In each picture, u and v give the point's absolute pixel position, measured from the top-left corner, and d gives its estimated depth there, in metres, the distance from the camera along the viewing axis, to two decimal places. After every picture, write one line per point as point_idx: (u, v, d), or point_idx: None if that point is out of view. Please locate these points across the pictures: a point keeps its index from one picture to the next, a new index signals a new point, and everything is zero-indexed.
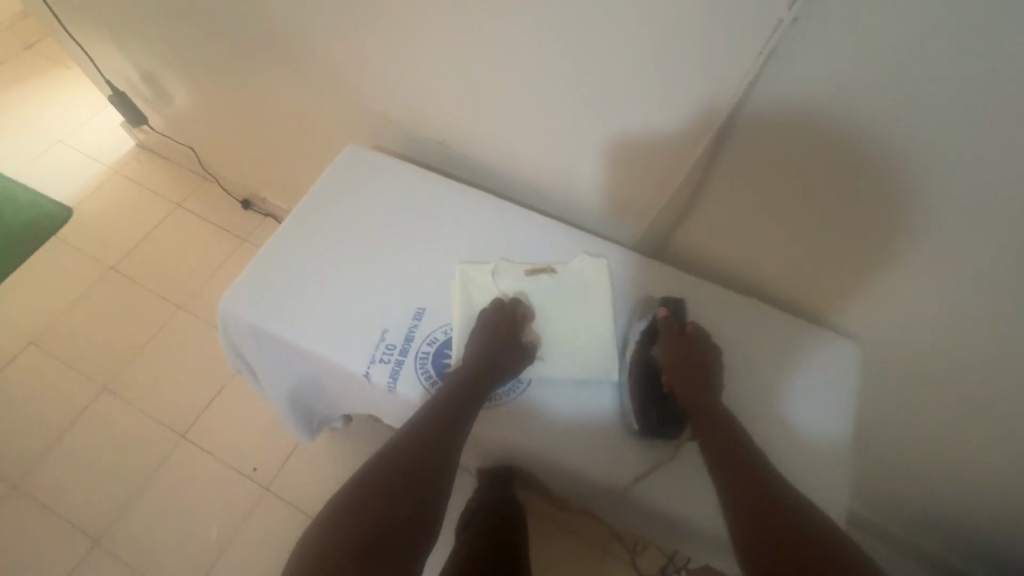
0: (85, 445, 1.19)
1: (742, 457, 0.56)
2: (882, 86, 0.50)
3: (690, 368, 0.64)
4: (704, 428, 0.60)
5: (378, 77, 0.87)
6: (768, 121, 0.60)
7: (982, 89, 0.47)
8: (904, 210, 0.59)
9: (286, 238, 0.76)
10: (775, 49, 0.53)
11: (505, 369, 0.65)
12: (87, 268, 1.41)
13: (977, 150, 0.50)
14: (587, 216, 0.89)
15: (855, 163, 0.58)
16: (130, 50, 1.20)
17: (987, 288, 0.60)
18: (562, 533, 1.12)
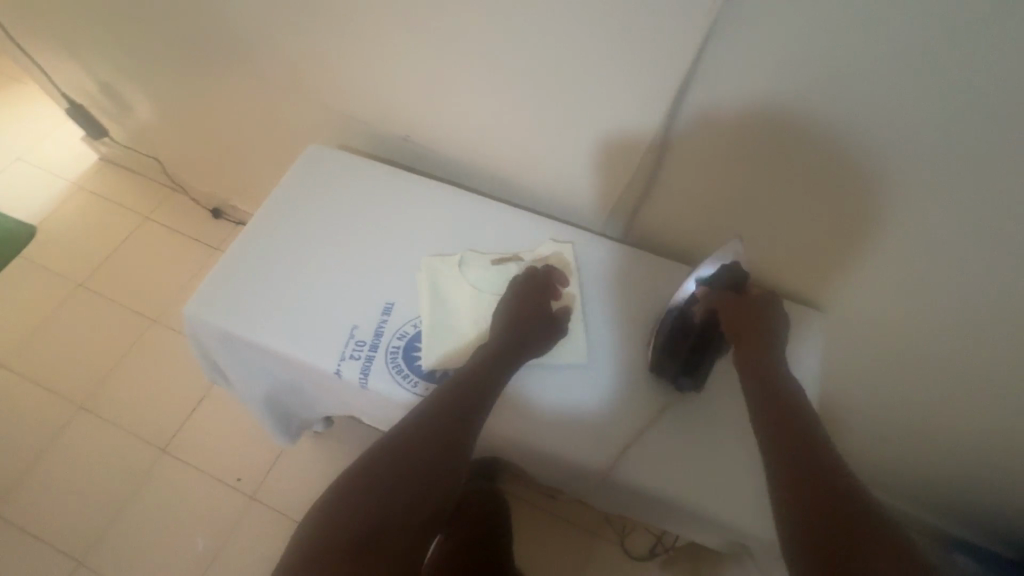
0: (65, 463, 1.17)
1: (792, 414, 0.58)
2: (817, 55, 0.54)
3: (753, 324, 0.63)
4: (757, 380, 0.61)
5: (337, 75, 0.87)
6: (716, 97, 0.62)
7: (907, 50, 0.50)
8: (854, 173, 0.62)
9: (250, 241, 0.75)
10: (715, 26, 0.56)
11: (534, 338, 0.66)
12: (56, 285, 1.38)
13: (912, 106, 0.53)
14: (554, 205, 0.89)
15: (801, 131, 0.61)
16: (85, 61, 1.17)
17: (935, 240, 0.63)
18: (548, 527, 1.12)
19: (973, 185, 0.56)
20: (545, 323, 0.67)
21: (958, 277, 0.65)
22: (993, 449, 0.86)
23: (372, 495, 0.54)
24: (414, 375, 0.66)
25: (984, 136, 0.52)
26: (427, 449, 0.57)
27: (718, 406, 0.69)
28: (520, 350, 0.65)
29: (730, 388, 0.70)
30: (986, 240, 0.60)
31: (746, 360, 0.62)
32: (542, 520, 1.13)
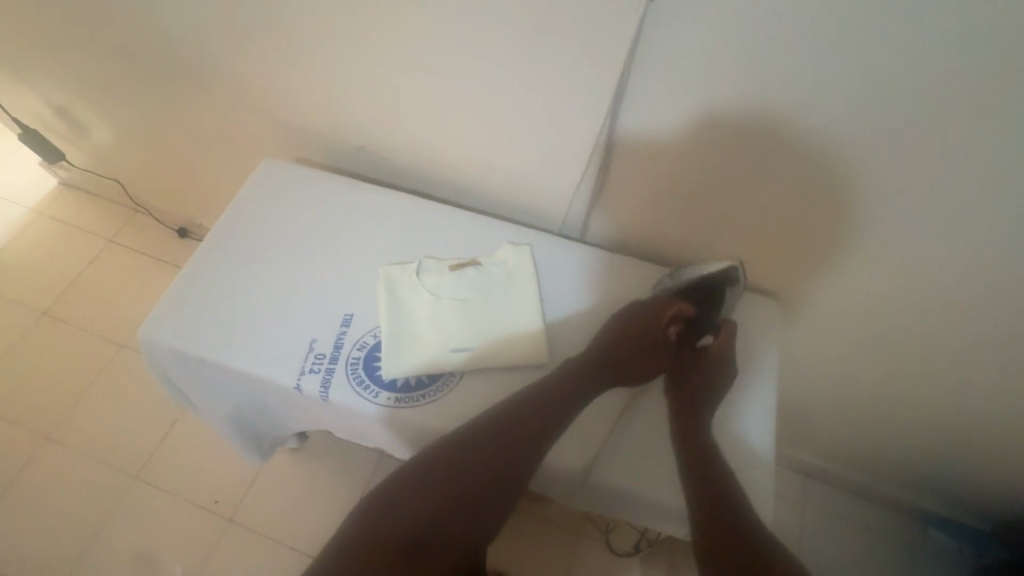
0: (33, 496, 1.14)
1: (713, 470, 0.61)
2: (744, 42, 0.55)
3: (694, 372, 0.67)
4: (684, 431, 0.64)
5: (288, 87, 0.87)
6: (653, 92, 0.64)
7: (826, 31, 0.52)
8: (792, 159, 0.64)
9: (206, 258, 0.75)
10: (646, 21, 0.58)
11: (633, 361, 0.67)
12: (18, 315, 1.34)
13: (840, 85, 0.55)
14: (515, 209, 0.90)
15: (738, 118, 0.63)
16: (34, 85, 1.15)
17: (876, 213, 0.65)
18: (531, 541, 1.12)
19: (901, 159, 0.59)
20: (647, 345, 0.67)
21: (901, 248, 0.67)
22: (952, 421, 0.89)
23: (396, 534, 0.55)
24: (375, 384, 0.66)
25: (905, 110, 0.55)
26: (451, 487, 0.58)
27: None
28: (617, 370, 0.67)
29: None
30: (918, 212, 0.63)
31: (679, 409, 0.65)
32: (524, 533, 1.13)
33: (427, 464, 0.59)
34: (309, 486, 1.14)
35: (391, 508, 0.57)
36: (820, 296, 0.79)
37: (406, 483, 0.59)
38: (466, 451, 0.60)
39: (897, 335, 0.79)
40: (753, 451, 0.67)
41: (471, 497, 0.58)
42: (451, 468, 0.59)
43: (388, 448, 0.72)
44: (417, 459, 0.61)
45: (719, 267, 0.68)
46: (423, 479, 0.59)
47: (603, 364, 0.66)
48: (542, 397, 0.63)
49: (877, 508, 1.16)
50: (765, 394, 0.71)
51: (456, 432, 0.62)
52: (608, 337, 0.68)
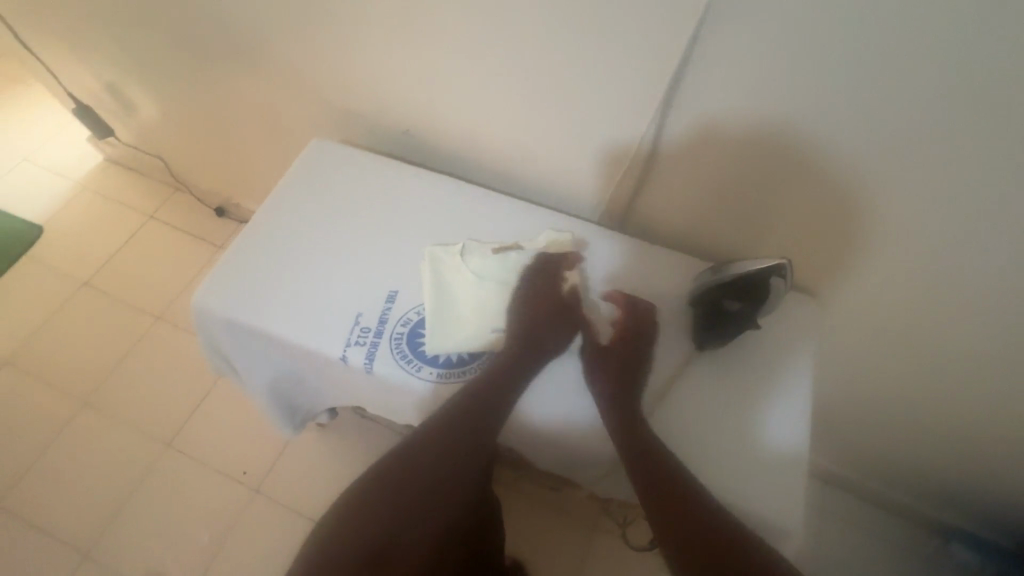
0: (68, 456, 1.18)
1: (662, 459, 0.61)
2: (809, 38, 0.54)
3: (622, 356, 0.68)
4: (626, 423, 0.63)
5: (336, 70, 0.89)
6: (706, 87, 0.64)
7: (892, 35, 0.51)
8: (845, 163, 0.63)
9: (257, 231, 0.77)
10: (707, 12, 0.57)
11: (550, 338, 0.69)
12: (62, 283, 1.40)
13: (902, 90, 0.54)
14: (552, 199, 0.91)
15: (792, 118, 0.61)
16: (90, 62, 1.19)
17: (930, 221, 0.63)
18: (547, 530, 1.14)
19: (959, 169, 0.58)
20: (557, 323, 0.69)
21: (951, 257, 0.66)
22: (988, 436, 0.87)
23: (354, 552, 0.58)
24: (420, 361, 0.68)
25: (974, 114, 0.53)
26: (398, 498, 0.61)
27: (716, 386, 0.69)
28: (537, 354, 0.68)
29: (725, 370, 0.70)
30: (976, 220, 0.61)
31: (622, 401, 0.65)
32: (542, 522, 1.15)
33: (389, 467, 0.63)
34: (331, 464, 1.17)
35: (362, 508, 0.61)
36: (862, 302, 0.78)
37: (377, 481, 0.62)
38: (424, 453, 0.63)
39: (938, 344, 0.78)
40: (788, 449, 0.66)
41: (422, 506, 0.61)
42: (395, 481, 0.62)
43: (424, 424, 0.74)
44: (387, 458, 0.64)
45: (767, 264, 0.60)
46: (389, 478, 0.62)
47: (516, 356, 0.67)
48: (480, 391, 0.65)
49: (900, 520, 1.14)
50: (801, 387, 0.69)
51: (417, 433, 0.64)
52: (519, 324, 0.69)
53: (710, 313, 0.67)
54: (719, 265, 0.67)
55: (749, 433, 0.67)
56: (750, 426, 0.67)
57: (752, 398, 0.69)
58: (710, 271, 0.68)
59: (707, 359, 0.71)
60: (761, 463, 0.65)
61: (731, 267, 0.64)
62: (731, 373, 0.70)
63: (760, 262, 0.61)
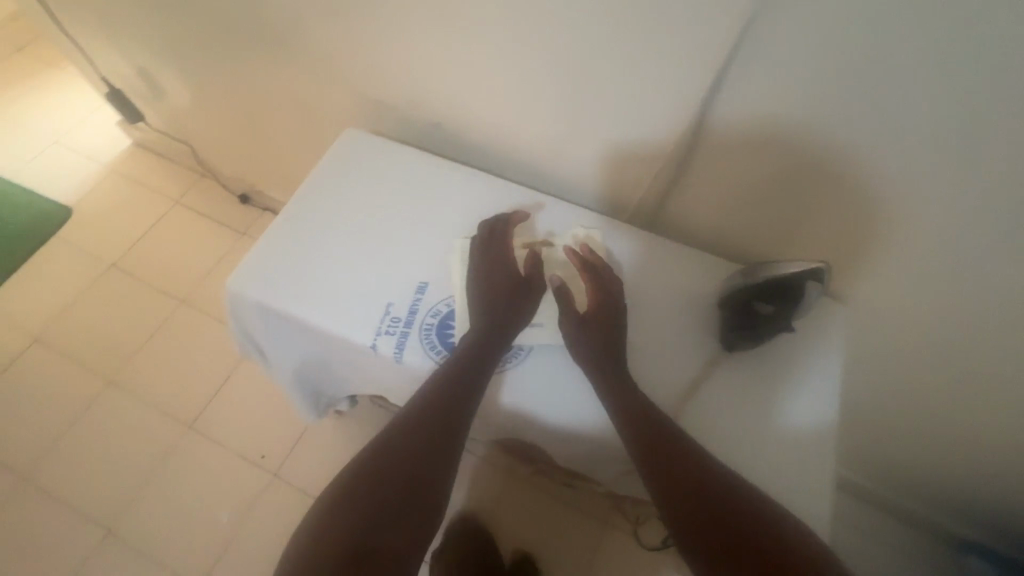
0: (93, 434, 1.21)
1: (660, 430, 0.61)
2: (861, 43, 0.53)
3: (604, 328, 0.68)
4: (619, 396, 0.64)
5: (369, 62, 0.89)
6: (747, 89, 0.63)
7: (945, 48, 0.50)
8: (888, 172, 0.61)
9: (291, 219, 0.78)
10: (753, 16, 0.56)
11: (514, 312, 0.69)
12: (89, 265, 1.43)
13: (952, 103, 0.53)
14: (577, 196, 0.91)
15: (837, 125, 0.60)
16: (125, 48, 1.21)
17: (971, 235, 0.62)
18: (560, 526, 1.15)
19: (1005, 185, 0.56)
20: (516, 297, 0.70)
21: (990, 272, 0.65)
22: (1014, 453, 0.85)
23: (345, 538, 0.52)
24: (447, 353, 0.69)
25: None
26: (393, 476, 0.57)
27: (742, 392, 0.69)
28: (504, 329, 0.68)
29: (752, 376, 0.70)
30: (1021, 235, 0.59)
31: (611, 375, 0.65)
32: (554, 517, 1.15)
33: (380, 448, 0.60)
34: (348, 451, 1.18)
35: (352, 492, 0.56)
36: (893, 313, 0.77)
37: (367, 463, 0.59)
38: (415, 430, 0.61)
39: (968, 359, 0.76)
40: (812, 460, 0.65)
41: (417, 486, 0.58)
42: (390, 459, 0.59)
43: None
44: (375, 442, 0.61)
45: (803, 267, 0.59)
46: (381, 460, 0.59)
47: (491, 322, 0.68)
48: (461, 366, 0.65)
49: (916, 531, 1.13)
50: (829, 395, 0.68)
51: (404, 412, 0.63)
52: (480, 298, 0.70)
53: (739, 314, 0.66)
54: (753, 266, 0.66)
55: (775, 441, 0.66)
56: (775, 435, 0.66)
57: (778, 406, 0.68)
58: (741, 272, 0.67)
59: (734, 365, 0.71)
60: (786, 472, 0.64)
61: (768, 267, 0.63)
62: (757, 380, 0.70)
63: (797, 265, 0.60)
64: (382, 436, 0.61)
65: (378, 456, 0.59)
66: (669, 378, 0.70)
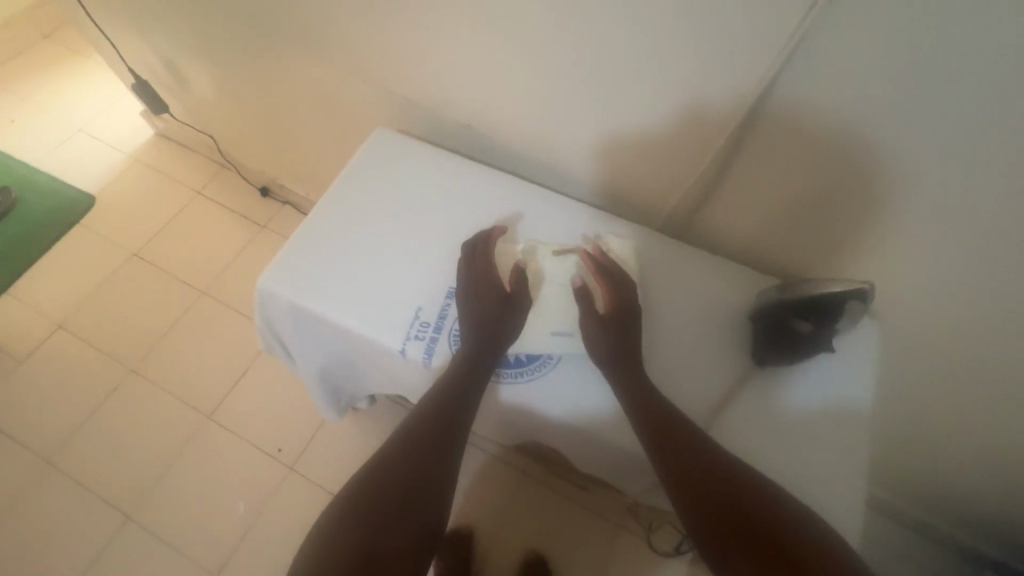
0: (114, 422, 1.23)
1: (680, 429, 0.61)
2: (925, 64, 0.50)
3: (620, 329, 0.68)
4: (635, 396, 0.64)
5: (398, 60, 0.88)
6: (796, 105, 0.60)
7: (1009, 78, 0.47)
8: (940, 196, 0.59)
9: (320, 221, 0.79)
10: (803, 37, 0.54)
11: (504, 325, 0.69)
12: (112, 254, 1.44)
13: (1009, 135, 0.51)
14: (604, 201, 0.90)
15: (888, 146, 0.58)
16: (152, 39, 1.21)
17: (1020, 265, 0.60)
18: (572, 527, 1.15)
19: None
20: (504, 310, 0.69)
21: None
22: None
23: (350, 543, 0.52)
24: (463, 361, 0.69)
25: None
26: (401, 483, 0.58)
27: (773, 411, 0.68)
28: (497, 341, 0.68)
29: (783, 396, 0.69)
30: None
31: (622, 378, 0.65)
32: (567, 517, 1.16)
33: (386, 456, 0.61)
34: (364, 446, 1.19)
35: (360, 498, 0.56)
36: (927, 335, 0.75)
37: (376, 470, 0.59)
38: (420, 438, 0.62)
39: (1004, 384, 0.74)
40: (840, 484, 0.64)
41: (424, 492, 0.58)
42: (398, 466, 0.59)
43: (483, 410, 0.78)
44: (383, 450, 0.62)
45: (847, 287, 0.58)
46: (389, 466, 0.59)
47: (483, 334, 0.68)
48: (461, 375, 0.66)
49: (933, 548, 1.12)
50: (861, 417, 0.67)
51: (411, 420, 0.65)
52: (470, 310, 0.69)
53: (775, 330, 0.64)
54: (790, 282, 0.65)
55: (807, 464, 0.65)
56: (804, 456, 0.65)
57: (809, 428, 0.67)
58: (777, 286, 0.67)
59: (764, 385, 0.69)
60: (816, 498, 0.63)
61: (809, 282, 0.62)
62: (788, 400, 0.68)
63: (841, 286, 0.59)
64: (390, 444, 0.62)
65: (380, 464, 0.60)
66: (698, 394, 0.69)
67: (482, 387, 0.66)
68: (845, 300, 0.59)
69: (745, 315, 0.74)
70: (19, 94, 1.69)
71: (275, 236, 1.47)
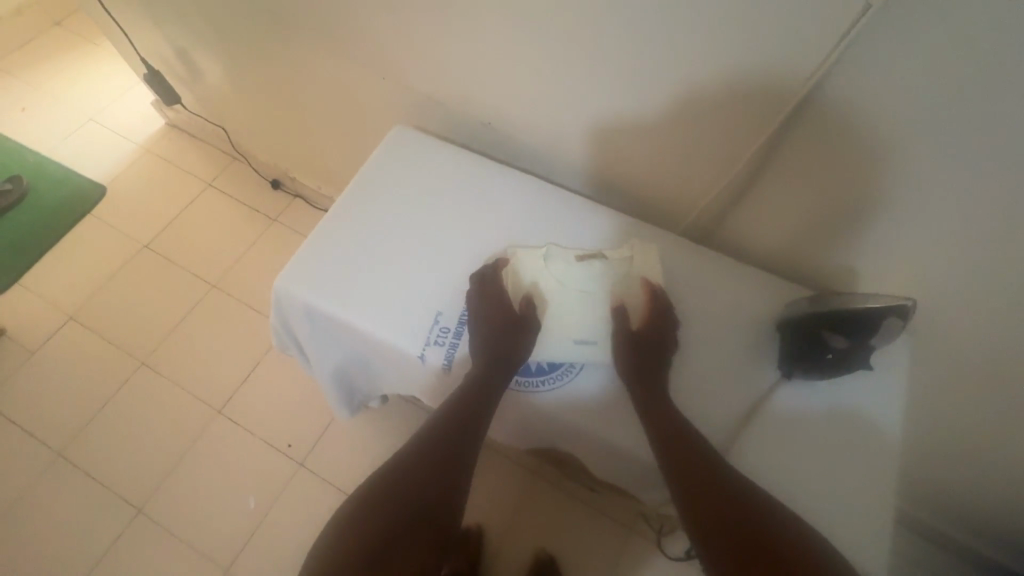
0: (125, 414, 1.23)
1: (699, 451, 0.59)
2: (983, 76, 0.47)
3: (650, 351, 0.67)
4: (653, 414, 0.63)
5: (417, 55, 0.86)
6: (837, 117, 0.58)
7: None
8: (990, 219, 0.56)
9: (337, 222, 0.77)
10: (850, 43, 0.52)
11: (514, 341, 0.68)
12: (122, 245, 1.43)
13: None
14: (625, 203, 0.88)
15: (934, 164, 0.55)
16: (166, 29, 1.19)
17: None
18: (583, 529, 1.14)
19: None
20: (512, 326, 0.69)
21: None
22: None
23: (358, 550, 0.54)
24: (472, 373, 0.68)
25: None
26: (406, 494, 0.58)
27: (802, 427, 0.66)
28: (508, 357, 0.67)
29: (813, 411, 0.67)
30: None
31: (643, 396, 0.64)
32: (578, 520, 1.15)
33: (394, 467, 0.60)
34: (374, 445, 1.19)
35: (366, 509, 0.57)
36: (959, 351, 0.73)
37: (383, 480, 0.59)
38: (427, 449, 0.61)
39: None
40: (871, 506, 0.62)
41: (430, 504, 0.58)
42: (405, 477, 0.59)
43: (503, 417, 0.77)
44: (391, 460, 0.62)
45: (886, 303, 0.57)
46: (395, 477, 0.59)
47: (491, 351, 0.67)
48: (471, 390, 0.65)
49: None
50: (892, 434, 0.65)
51: (422, 431, 0.64)
52: (477, 326, 0.69)
53: (810, 347, 0.63)
54: (824, 295, 0.63)
55: (837, 484, 0.63)
56: (833, 476, 0.63)
57: (840, 444, 0.65)
58: (807, 300, 0.65)
59: (793, 400, 0.67)
60: (847, 520, 0.61)
61: (850, 297, 0.61)
62: (817, 416, 0.66)
63: (881, 301, 0.58)
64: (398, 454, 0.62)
65: (385, 472, 0.60)
66: (725, 408, 0.68)
67: (495, 402, 0.65)
68: (883, 316, 0.58)
69: (773, 326, 0.72)
70: (30, 83, 1.68)
71: (286, 230, 1.45)
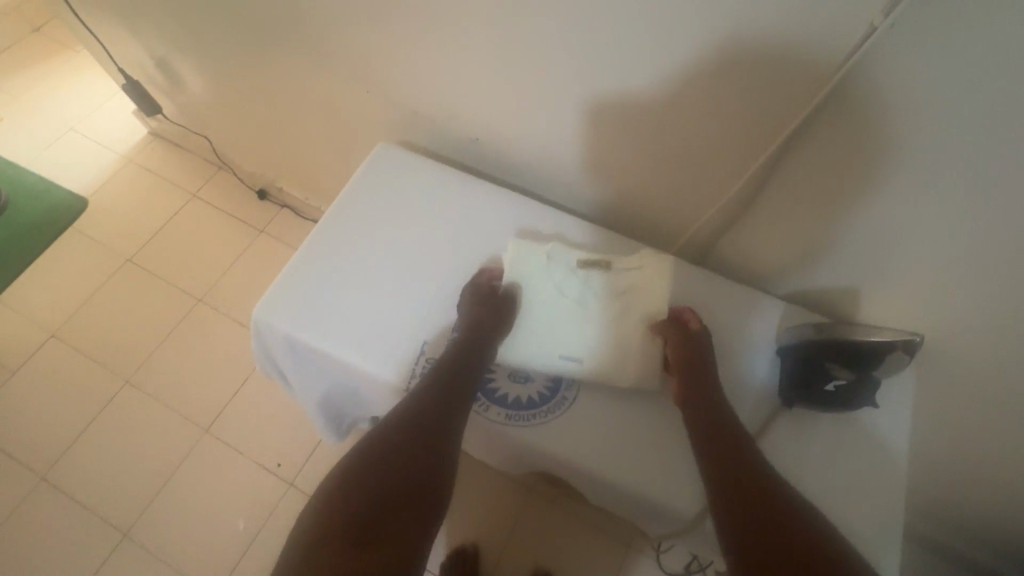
0: (110, 435, 1.20)
1: (744, 458, 0.55)
2: (992, 103, 0.45)
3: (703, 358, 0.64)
4: (699, 422, 0.59)
5: (403, 69, 0.83)
6: (840, 139, 0.55)
7: None
8: (997, 251, 0.53)
9: (318, 247, 0.74)
10: (854, 66, 0.49)
11: (493, 324, 0.66)
12: (106, 259, 1.39)
13: None
14: (617, 219, 0.86)
15: (939, 190, 0.52)
16: (146, 39, 1.16)
17: None
18: (580, 548, 1.12)
19: None
20: (493, 308, 0.67)
21: None
22: None
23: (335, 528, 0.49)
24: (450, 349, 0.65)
25: None
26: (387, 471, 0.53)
27: (804, 459, 0.63)
28: (487, 338, 0.65)
29: (815, 443, 0.64)
30: None
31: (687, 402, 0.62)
32: (575, 537, 1.13)
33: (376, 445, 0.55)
34: None
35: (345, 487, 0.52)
36: None
37: (362, 459, 0.54)
38: (409, 426, 0.57)
39: None
40: (871, 547, 0.59)
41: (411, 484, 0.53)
42: (387, 455, 0.55)
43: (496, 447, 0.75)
44: (369, 437, 0.57)
45: (900, 338, 0.57)
46: (375, 455, 0.55)
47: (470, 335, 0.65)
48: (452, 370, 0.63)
49: None
50: (895, 463, 0.63)
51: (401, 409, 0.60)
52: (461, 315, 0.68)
53: (811, 375, 0.61)
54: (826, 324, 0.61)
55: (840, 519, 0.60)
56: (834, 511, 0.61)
57: (844, 477, 0.62)
58: (802, 330, 0.63)
59: (794, 429, 0.65)
60: None
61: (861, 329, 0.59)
62: (819, 447, 0.64)
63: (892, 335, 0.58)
64: (377, 431, 0.57)
65: (364, 449, 0.55)
66: None
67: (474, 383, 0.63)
68: (892, 349, 0.58)
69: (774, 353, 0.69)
70: (10, 92, 1.64)
71: (272, 242, 1.42)
